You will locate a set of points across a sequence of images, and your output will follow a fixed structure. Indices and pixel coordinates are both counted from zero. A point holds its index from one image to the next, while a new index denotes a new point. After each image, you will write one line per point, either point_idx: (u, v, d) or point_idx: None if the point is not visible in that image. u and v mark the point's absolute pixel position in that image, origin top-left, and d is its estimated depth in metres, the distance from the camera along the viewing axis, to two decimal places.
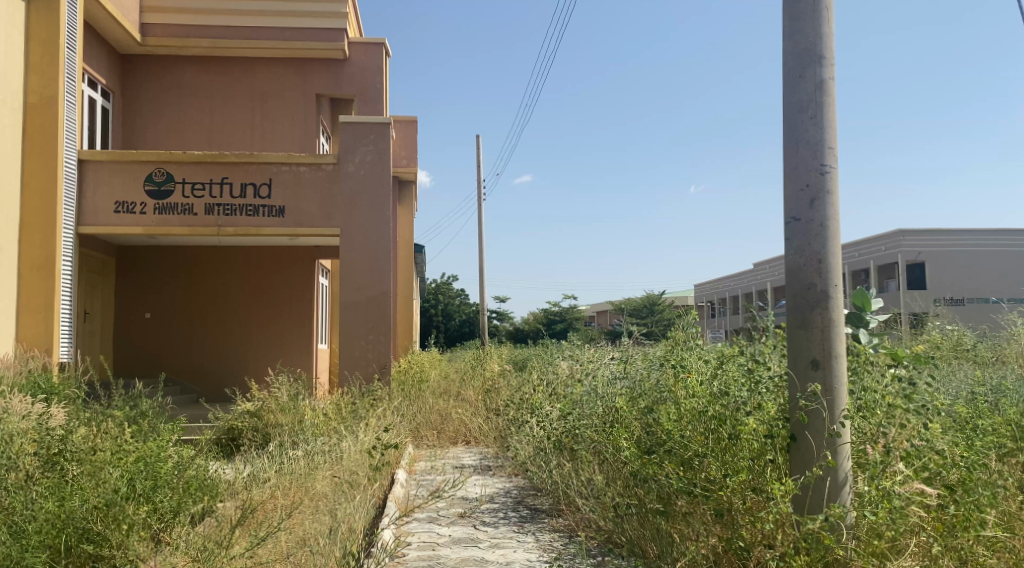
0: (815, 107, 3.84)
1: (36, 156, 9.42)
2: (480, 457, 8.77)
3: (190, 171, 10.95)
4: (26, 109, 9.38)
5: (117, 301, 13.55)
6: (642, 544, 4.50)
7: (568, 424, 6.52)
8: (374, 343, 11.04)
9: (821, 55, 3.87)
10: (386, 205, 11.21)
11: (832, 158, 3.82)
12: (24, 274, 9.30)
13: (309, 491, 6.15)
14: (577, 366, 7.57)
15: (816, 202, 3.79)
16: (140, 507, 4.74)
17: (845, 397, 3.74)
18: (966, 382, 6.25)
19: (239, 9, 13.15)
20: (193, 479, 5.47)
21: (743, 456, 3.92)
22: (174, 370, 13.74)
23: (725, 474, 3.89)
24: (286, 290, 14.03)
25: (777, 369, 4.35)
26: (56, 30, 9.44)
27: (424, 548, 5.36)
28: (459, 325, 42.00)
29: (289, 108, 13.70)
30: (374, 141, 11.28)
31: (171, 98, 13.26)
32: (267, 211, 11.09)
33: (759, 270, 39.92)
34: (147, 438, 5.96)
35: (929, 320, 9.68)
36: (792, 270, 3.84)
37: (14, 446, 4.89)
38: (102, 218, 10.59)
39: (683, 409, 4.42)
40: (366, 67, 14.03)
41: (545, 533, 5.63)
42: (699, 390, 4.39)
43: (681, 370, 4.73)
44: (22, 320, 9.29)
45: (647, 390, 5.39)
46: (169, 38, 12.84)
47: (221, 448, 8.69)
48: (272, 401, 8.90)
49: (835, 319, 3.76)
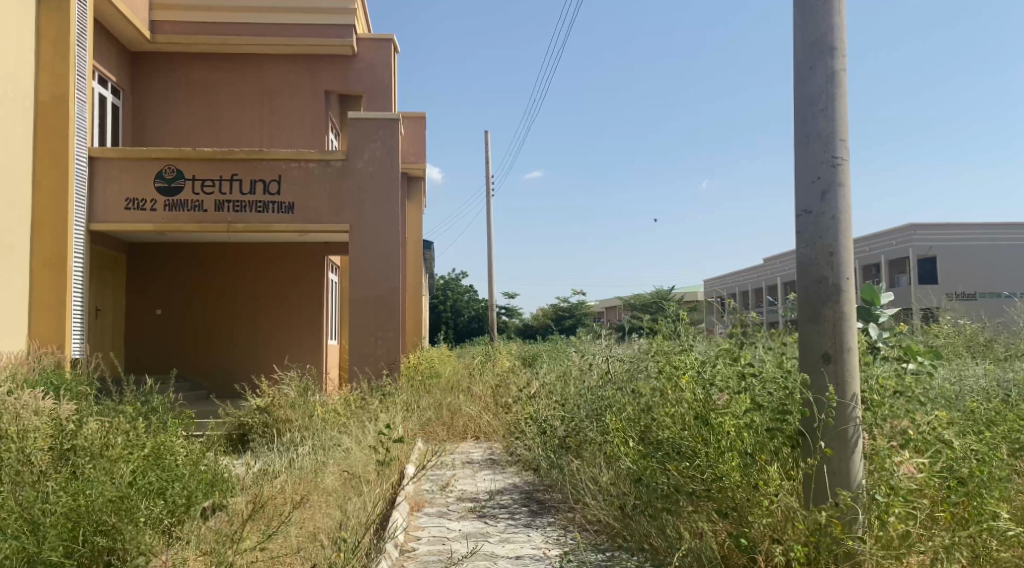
0: (826, 98, 3.82)
1: (46, 154, 9.47)
2: (488, 452, 8.84)
3: (201, 169, 10.99)
4: (36, 107, 9.42)
5: (129, 297, 13.64)
6: (651, 541, 4.50)
7: (575, 421, 6.53)
8: (384, 339, 11.07)
9: (831, 47, 3.84)
10: (395, 202, 11.23)
11: (843, 149, 3.79)
12: (37, 273, 9.36)
13: (318, 485, 6.18)
14: (585, 361, 7.59)
15: (827, 194, 3.77)
16: (152, 503, 4.76)
17: (857, 389, 3.72)
18: (981, 376, 6.16)
19: (248, 6, 13.17)
20: (205, 475, 5.46)
21: (737, 454, 3.87)
22: (183, 367, 13.79)
23: (720, 476, 3.91)
24: (296, 286, 14.10)
25: (771, 370, 4.34)
26: (66, 29, 9.47)
27: (434, 543, 5.37)
28: (467, 321, 41.89)
29: (298, 105, 13.72)
30: (382, 137, 11.29)
31: (180, 96, 13.30)
32: (277, 207, 11.11)
33: (768, 266, 39.77)
34: (157, 433, 5.98)
35: (940, 313, 9.65)
36: (803, 264, 3.83)
37: (26, 444, 4.88)
38: (116, 215, 10.64)
39: (674, 416, 4.44)
40: (374, 63, 14.06)
41: (552, 529, 5.65)
42: (687, 397, 4.39)
43: (672, 373, 4.76)
44: (34, 317, 9.34)
45: (641, 393, 5.46)
46: (179, 35, 12.89)
47: (230, 443, 8.73)
48: (282, 396, 8.93)
49: (847, 311, 3.73)
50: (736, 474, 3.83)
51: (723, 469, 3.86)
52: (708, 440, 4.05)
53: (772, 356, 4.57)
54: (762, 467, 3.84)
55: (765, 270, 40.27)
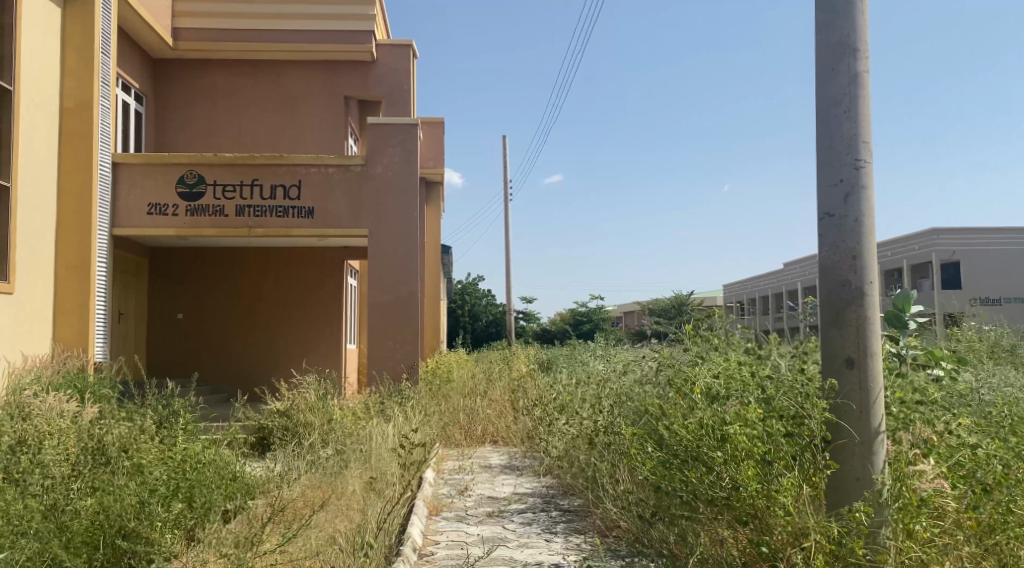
0: (849, 100, 3.78)
1: (70, 158, 9.60)
2: (507, 457, 8.82)
3: (222, 174, 11.08)
4: (62, 114, 9.56)
5: (150, 302, 13.75)
6: (672, 548, 4.45)
7: (594, 425, 6.48)
8: (401, 343, 11.10)
9: (854, 48, 3.80)
10: (413, 206, 11.27)
11: (867, 152, 3.75)
12: (61, 276, 9.47)
13: (339, 489, 6.20)
14: (607, 366, 7.52)
15: (850, 197, 3.73)
16: (174, 506, 4.79)
17: (881, 395, 3.67)
18: (1012, 383, 6.07)
19: (268, 13, 13.30)
20: (227, 476, 5.53)
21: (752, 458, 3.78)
22: (203, 370, 13.89)
23: (738, 484, 3.83)
24: (315, 290, 14.20)
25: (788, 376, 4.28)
26: (91, 36, 9.61)
27: (452, 547, 5.37)
28: (485, 325, 42.03)
29: (318, 110, 13.83)
30: (402, 142, 11.35)
31: (202, 102, 13.44)
32: (297, 211, 11.17)
33: (788, 271, 39.49)
34: (181, 436, 6.04)
35: (966, 318, 9.50)
36: (826, 267, 3.78)
37: (52, 447, 4.96)
38: (139, 219, 10.77)
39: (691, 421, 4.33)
40: (394, 68, 14.14)
41: (573, 535, 5.61)
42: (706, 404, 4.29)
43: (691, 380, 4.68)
44: (58, 320, 9.44)
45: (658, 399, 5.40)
46: (201, 42, 13.04)
47: (251, 446, 8.77)
48: (301, 400, 8.97)
49: (871, 317, 3.69)
50: (753, 481, 3.73)
51: (740, 474, 3.79)
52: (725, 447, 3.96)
53: (792, 364, 4.46)
54: (781, 473, 3.76)
55: (785, 275, 39.96)
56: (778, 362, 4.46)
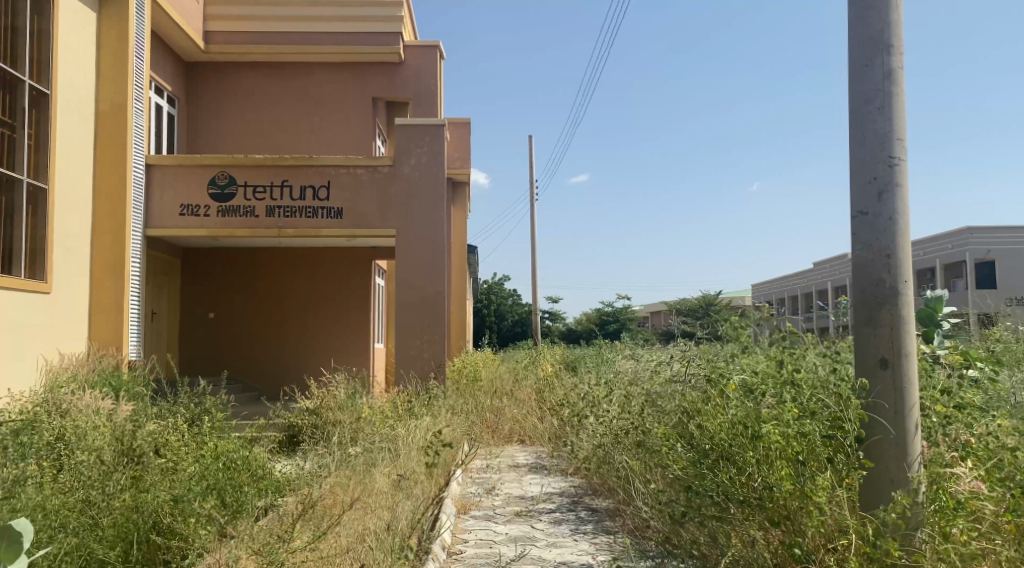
0: (883, 97, 3.74)
1: (105, 160, 9.78)
2: (535, 456, 8.83)
3: (253, 175, 11.23)
4: (97, 116, 9.75)
5: (183, 302, 13.97)
6: (702, 549, 4.43)
7: (621, 425, 6.48)
8: (429, 343, 11.15)
9: (888, 44, 3.76)
10: (441, 207, 11.33)
11: (901, 149, 3.71)
12: (96, 275, 9.66)
13: (368, 486, 6.26)
14: (635, 366, 7.51)
15: (884, 195, 3.69)
16: (207, 501, 4.87)
17: (916, 395, 3.63)
18: None
19: (297, 15, 13.44)
20: (259, 473, 5.61)
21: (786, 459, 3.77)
22: (233, 369, 14.07)
23: (772, 485, 3.82)
24: (343, 290, 14.32)
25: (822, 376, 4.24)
26: (125, 40, 9.78)
27: (481, 546, 5.40)
28: (511, 324, 42.07)
29: (346, 111, 13.95)
30: (429, 143, 11.41)
31: (233, 104, 13.63)
32: (326, 212, 11.28)
33: (817, 270, 39.03)
34: (214, 433, 6.14)
35: (1002, 318, 9.32)
36: (859, 266, 3.74)
37: (89, 443, 5.07)
38: (171, 219, 10.93)
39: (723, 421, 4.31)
40: (422, 69, 14.22)
41: (601, 535, 5.61)
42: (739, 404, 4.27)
43: (722, 381, 4.65)
44: (93, 319, 9.62)
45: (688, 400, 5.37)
46: (231, 45, 13.22)
47: (281, 443, 8.87)
48: (330, 399, 9.06)
49: (906, 316, 3.65)
50: (787, 482, 3.72)
51: (775, 475, 3.78)
52: (758, 448, 3.96)
53: (825, 365, 4.43)
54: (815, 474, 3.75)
55: (814, 275, 39.50)
56: (812, 363, 4.43)
